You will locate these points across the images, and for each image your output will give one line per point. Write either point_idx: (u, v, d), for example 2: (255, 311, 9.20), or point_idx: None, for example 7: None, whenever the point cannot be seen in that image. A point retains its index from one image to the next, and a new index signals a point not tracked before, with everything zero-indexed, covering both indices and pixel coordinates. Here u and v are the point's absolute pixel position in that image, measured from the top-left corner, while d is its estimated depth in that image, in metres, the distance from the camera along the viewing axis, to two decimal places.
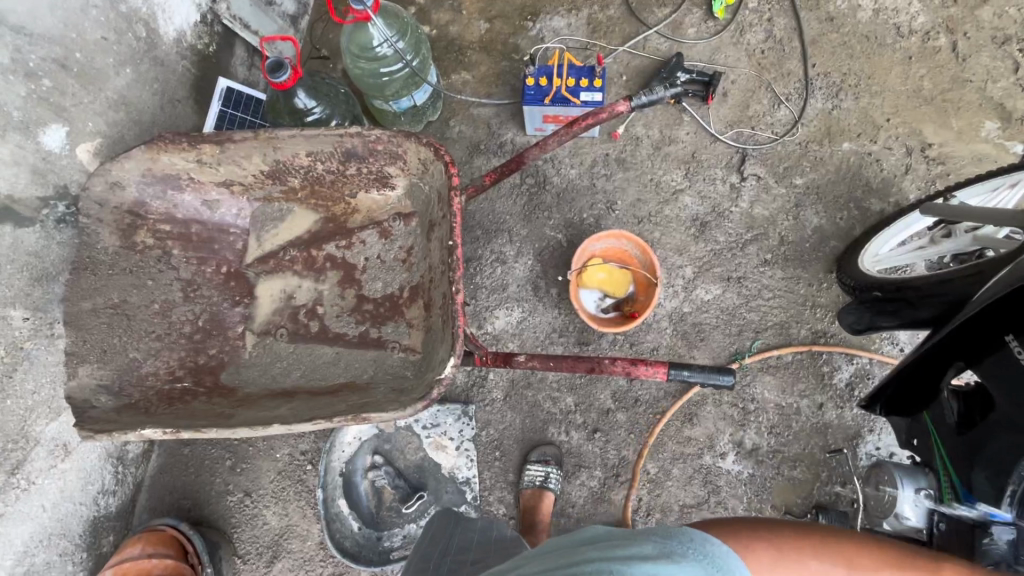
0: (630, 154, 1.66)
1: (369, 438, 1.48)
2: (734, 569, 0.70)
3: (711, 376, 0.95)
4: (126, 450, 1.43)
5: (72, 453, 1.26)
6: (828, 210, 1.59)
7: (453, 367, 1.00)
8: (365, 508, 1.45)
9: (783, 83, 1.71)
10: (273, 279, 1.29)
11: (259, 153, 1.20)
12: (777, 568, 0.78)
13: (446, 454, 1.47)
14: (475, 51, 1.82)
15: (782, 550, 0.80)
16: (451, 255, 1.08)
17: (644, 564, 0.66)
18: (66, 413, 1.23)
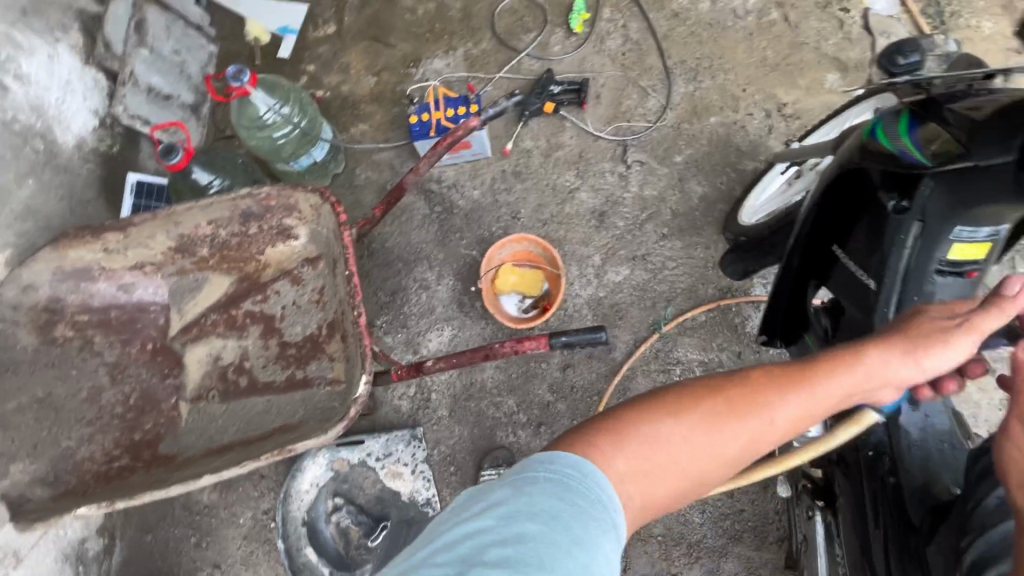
0: (524, 166, 1.80)
1: (327, 481, 1.51)
2: (581, 478, 0.60)
3: (585, 336, 1.07)
4: (86, 548, 1.39)
5: (23, 559, 1.23)
6: (709, 179, 1.74)
7: (366, 384, 1.10)
8: (333, 551, 1.47)
9: (647, 77, 1.88)
10: (198, 346, 1.34)
11: (162, 230, 1.28)
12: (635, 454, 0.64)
13: (404, 481, 1.51)
14: (368, 103, 1.96)
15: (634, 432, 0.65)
16: (349, 283, 1.20)
17: (497, 511, 0.58)
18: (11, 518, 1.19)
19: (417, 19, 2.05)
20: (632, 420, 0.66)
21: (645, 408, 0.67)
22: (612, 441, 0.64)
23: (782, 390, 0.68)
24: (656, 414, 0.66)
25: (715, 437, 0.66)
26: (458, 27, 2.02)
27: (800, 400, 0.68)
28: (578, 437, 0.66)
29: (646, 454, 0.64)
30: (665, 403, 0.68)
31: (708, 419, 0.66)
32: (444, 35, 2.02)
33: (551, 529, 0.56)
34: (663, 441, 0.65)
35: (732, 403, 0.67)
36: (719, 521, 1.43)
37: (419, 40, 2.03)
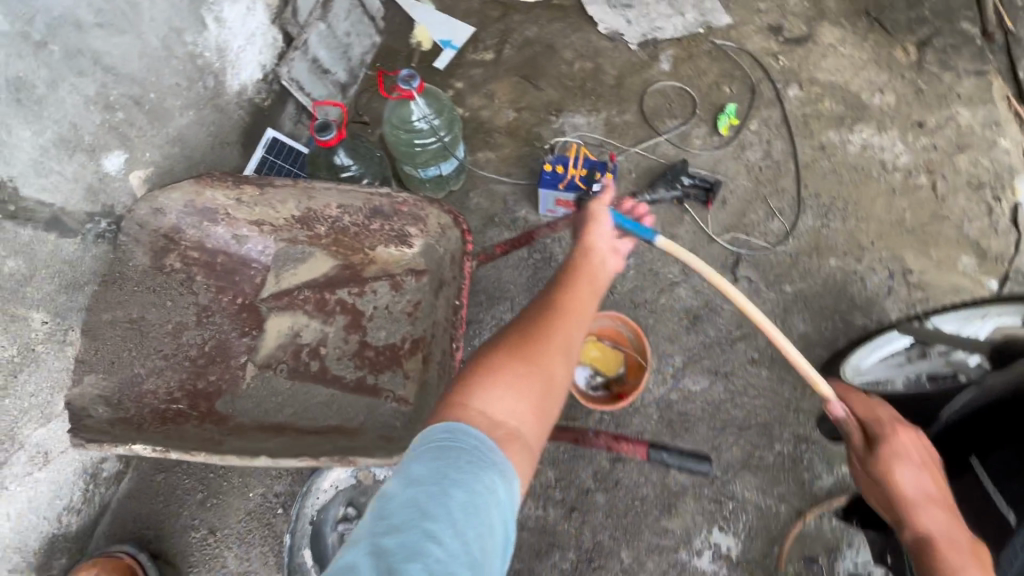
0: (632, 244, 1.78)
1: (346, 488, 1.47)
2: (469, 432, 0.74)
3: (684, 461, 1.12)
4: (101, 469, 1.41)
5: (50, 462, 1.27)
6: (814, 319, 1.68)
7: None
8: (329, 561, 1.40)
9: (777, 198, 1.86)
10: (284, 316, 1.35)
11: (293, 198, 1.30)
12: (493, 403, 0.79)
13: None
14: (501, 134, 2.01)
15: (474, 392, 0.80)
16: (455, 313, 1.25)
17: (397, 493, 0.68)
18: (58, 420, 1.25)
19: (571, 73, 2.11)
20: (470, 387, 0.81)
21: (469, 369, 0.84)
22: (473, 397, 0.79)
23: (559, 307, 0.93)
24: (494, 359, 0.84)
25: (541, 348, 0.86)
26: (607, 92, 2.07)
27: (543, 326, 0.90)
28: (455, 393, 0.81)
29: (519, 374, 0.82)
30: (493, 370, 0.83)
31: (523, 344, 0.86)
32: (593, 95, 2.07)
33: (439, 488, 0.68)
34: (497, 368, 0.82)
35: (536, 324, 0.90)
36: None
37: (567, 92, 2.08)
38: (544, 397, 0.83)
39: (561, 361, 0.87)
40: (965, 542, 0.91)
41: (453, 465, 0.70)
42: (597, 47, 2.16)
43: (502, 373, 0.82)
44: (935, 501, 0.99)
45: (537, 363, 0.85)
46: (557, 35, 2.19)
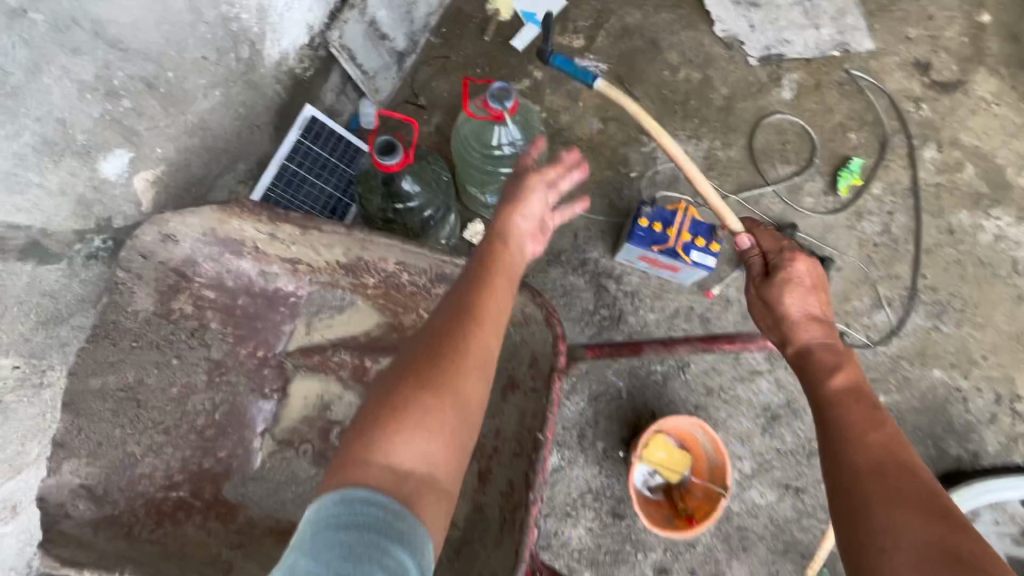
0: (716, 315, 1.54)
1: None
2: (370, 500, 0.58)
3: None
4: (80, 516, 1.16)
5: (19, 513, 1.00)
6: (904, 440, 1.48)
7: None
8: None
9: (888, 285, 1.60)
10: (313, 379, 1.11)
11: (342, 245, 1.02)
12: (396, 452, 0.63)
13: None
14: (580, 148, 1.68)
15: (378, 439, 0.64)
16: (536, 449, 0.90)
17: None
18: (29, 472, 0.98)
19: (674, 83, 1.75)
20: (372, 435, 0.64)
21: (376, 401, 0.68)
22: (373, 448, 0.63)
23: (464, 307, 0.74)
24: (393, 398, 0.66)
25: (443, 373, 0.68)
26: (713, 115, 1.72)
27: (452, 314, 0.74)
28: (351, 447, 0.64)
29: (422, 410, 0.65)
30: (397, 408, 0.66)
31: (420, 367, 0.69)
32: (695, 116, 1.72)
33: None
34: (399, 400, 0.65)
35: (441, 334, 0.71)
36: None
37: (665, 107, 1.73)
38: (458, 427, 0.67)
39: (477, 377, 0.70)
40: (947, 547, 0.72)
41: (356, 548, 0.54)
42: (709, 54, 1.78)
43: (409, 408, 0.65)
44: (908, 498, 0.79)
45: (448, 387, 0.68)
46: (664, 28, 1.79)
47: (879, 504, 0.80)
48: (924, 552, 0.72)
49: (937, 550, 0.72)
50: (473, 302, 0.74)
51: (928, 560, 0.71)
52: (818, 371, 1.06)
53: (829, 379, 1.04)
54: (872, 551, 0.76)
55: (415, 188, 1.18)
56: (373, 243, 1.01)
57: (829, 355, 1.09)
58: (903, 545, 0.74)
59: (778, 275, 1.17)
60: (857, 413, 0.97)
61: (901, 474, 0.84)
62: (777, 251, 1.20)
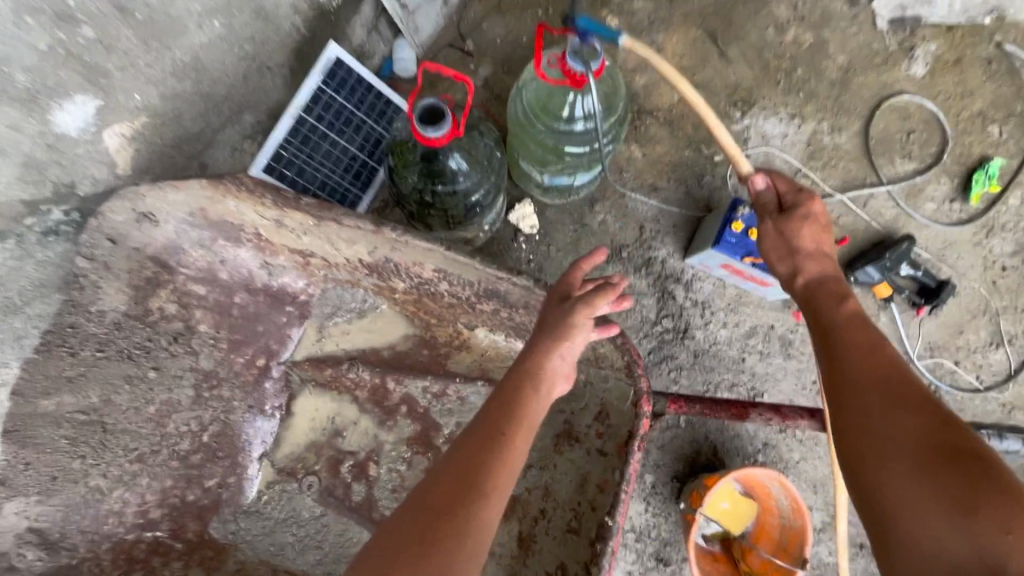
0: (800, 338, 1.29)
1: None
2: None
3: None
4: None
5: None
6: None
7: None
8: None
9: (1012, 318, 1.33)
10: (324, 396, 0.91)
11: (367, 242, 0.79)
12: None
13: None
14: (656, 120, 1.38)
15: None
16: (599, 533, 0.71)
17: None
18: None
19: (780, 44, 1.41)
20: None
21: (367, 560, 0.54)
22: None
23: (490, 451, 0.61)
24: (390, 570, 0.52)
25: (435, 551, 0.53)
26: (824, 90, 1.40)
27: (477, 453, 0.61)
28: None
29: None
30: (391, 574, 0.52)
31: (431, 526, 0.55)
32: (802, 89, 1.40)
33: None
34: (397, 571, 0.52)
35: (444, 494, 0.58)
36: None
37: (766, 74, 1.40)
38: None
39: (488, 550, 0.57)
40: (941, 440, 0.62)
41: None
42: (828, 10, 1.43)
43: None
44: (901, 401, 0.68)
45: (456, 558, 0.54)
46: None
47: (880, 418, 0.68)
48: (921, 450, 0.62)
49: (944, 448, 0.62)
50: (495, 445, 0.61)
51: (940, 470, 0.60)
52: (821, 299, 0.86)
53: (839, 306, 0.84)
54: (877, 488, 0.64)
55: (462, 166, 0.93)
56: (406, 244, 0.77)
57: (812, 259, 0.91)
58: (906, 461, 0.63)
59: (795, 209, 0.92)
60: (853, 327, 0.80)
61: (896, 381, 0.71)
62: (795, 188, 0.95)
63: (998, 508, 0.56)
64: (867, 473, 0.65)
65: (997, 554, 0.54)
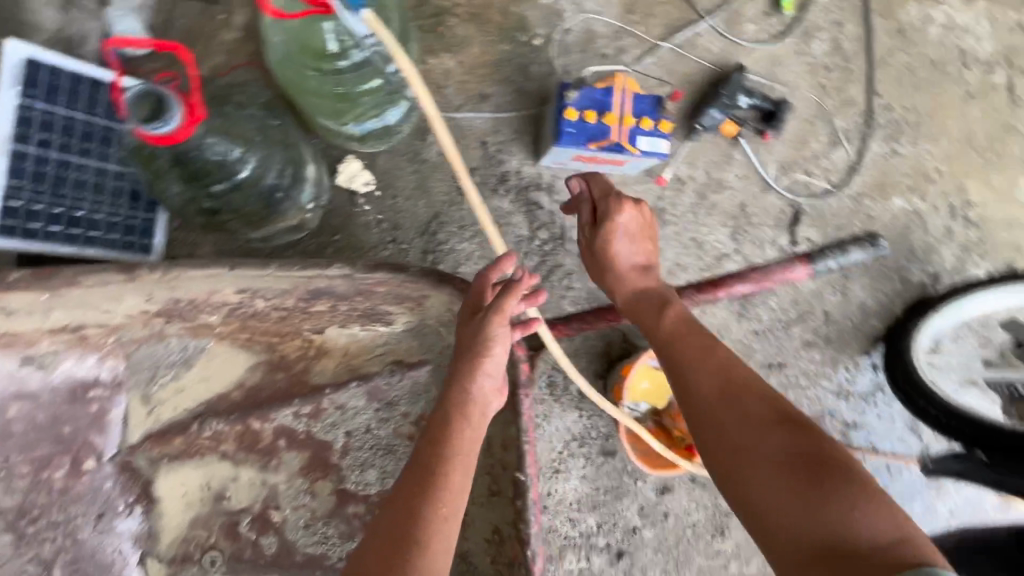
0: (671, 203, 1.29)
1: None
2: None
3: None
4: None
5: None
6: (873, 282, 1.40)
7: None
8: None
9: (843, 115, 1.40)
10: (188, 468, 0.78)
11: (135, 291, 0.63)
12: None
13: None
14: (460, 20, 1.22)
15: None
16: None
17: None
18: None
19: None
20: None
21: None
22: None
23: (422, 498, 0.62)
24: None
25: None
26: None
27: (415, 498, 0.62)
28: None
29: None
30: None
31: None
32: None
33: None
34: None
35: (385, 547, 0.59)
36: None
37: None
38: None
39: None
40: (802, 456, 0.71)
41: None
42: None
43: None
44: (737, 406, 0.78)
45: None
46: None
47: (734, 424, 0.77)
48: (784, 469, 0.70)
49: (800, 460, 0.71)
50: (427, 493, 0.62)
51: (784, 476, 0.70)
52: (683, 335, 0.89)
53: (660, 318, 0.92)
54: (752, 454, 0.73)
55: (233, 151, 0.74)
56: (185, 276, 0.63)
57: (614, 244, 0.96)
58: (756, 463, 0.72)
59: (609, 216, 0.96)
60: (690, 342, 0.87)
61: (738, 377, 0.81)
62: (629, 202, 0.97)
63: (839, 491, 0.67)
64: (731, 480, 0.74)
65: (836, 513, 0.65)
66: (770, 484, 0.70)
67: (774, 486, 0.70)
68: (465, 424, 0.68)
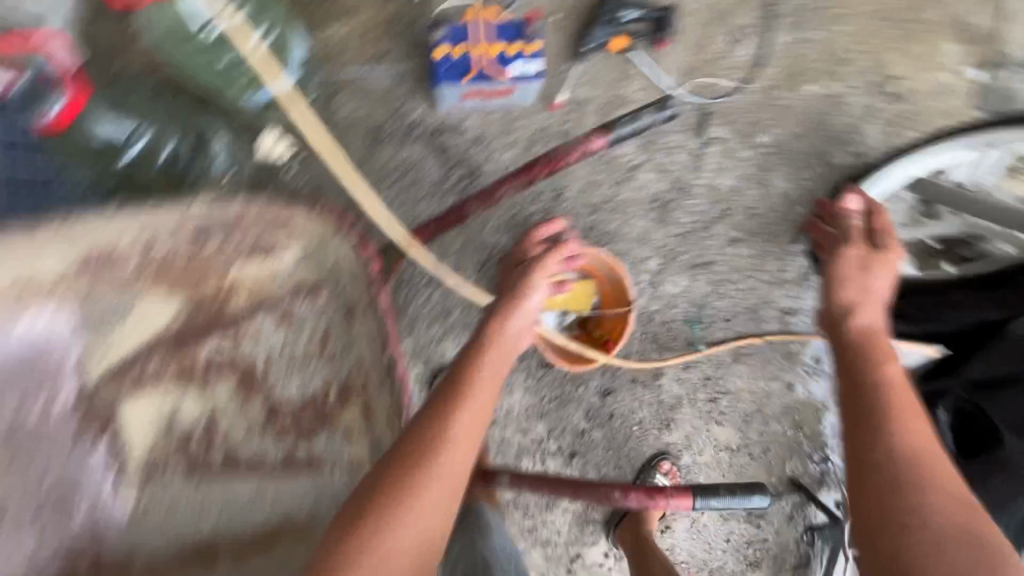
0: (575, 124, 1.35)
1: None
2: None
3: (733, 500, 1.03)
4: None
5: None
6: (794, 171, 1.42)
7: None
8: None
9: (742, 10, 1.40)
10: (142, 400, 0.93)
11: (50, 246, 0.78)
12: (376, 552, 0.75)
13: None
14: None
15: (363, 525, 0.75)
16: None
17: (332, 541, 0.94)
18: None
19: None
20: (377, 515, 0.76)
21: (371, 485, 0.80)
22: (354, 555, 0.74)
23: (452, 407, 0.87)
24: (391, 480, 0.79)
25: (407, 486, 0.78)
26: None
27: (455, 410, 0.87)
28: (351, 530, 0.76)
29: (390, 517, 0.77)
30: (390, 487, 0.78)
31: (411, 456, 0.81)
32: None
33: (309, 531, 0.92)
34: (387, 487, 0.78)
35: (412, 448, 0.82)
36: (739, 547, 1.44)
37: None
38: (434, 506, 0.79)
39: (445, 493, 0.80)
40: (965, 524, 0.72)
41: None
42: None
43: (396, 523, 0.76)
44: (923, 482, 0.76)
45: (428, 479, 0.80)
46: None
47: (957, 479, 0.78)
48: (955, 519, 0.72)
49: (960, 536, 0.71)
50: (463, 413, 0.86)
51: (966, 518, 0.72)
52: (872, 353, 0.94)
53: (890, 360, 0.93)
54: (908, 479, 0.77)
55: None
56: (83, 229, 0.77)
57: (845, 285, 1.06)
58: (921, 488, 0.75)
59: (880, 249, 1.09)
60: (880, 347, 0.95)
61: (909, 402, 0.86)
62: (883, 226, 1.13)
63: (971, 551, 0.69)
64: (897, 501, 0.75)
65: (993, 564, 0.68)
66: (929, 528, 0.72)
67: (947, 534, 0.71)
68: (496, 353, 0.98)
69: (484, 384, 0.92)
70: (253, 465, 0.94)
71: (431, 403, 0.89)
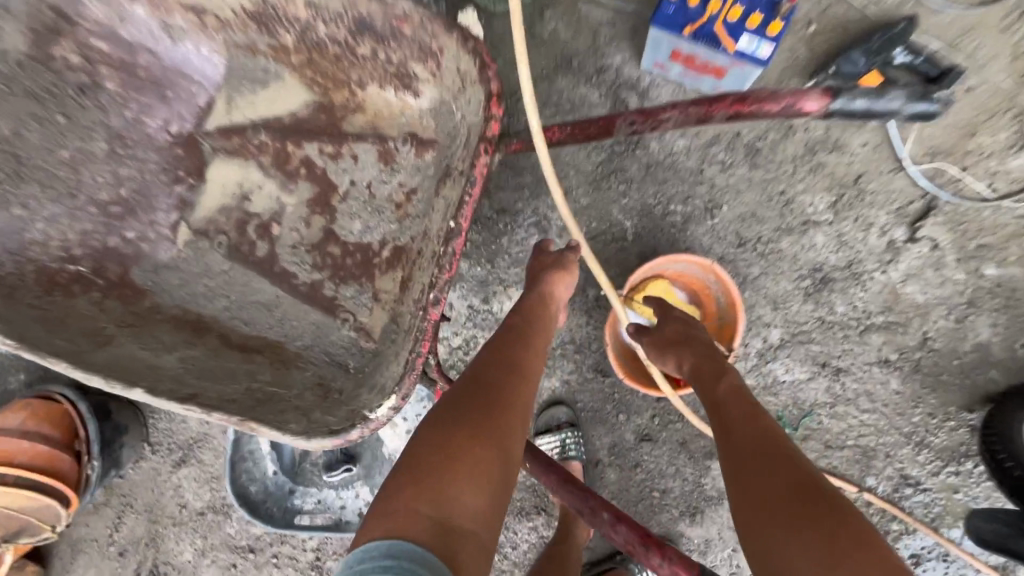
0: (770, 146, 1.15)
1: None
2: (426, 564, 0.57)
3: None
4: None
5: None
6: (1011, 328, 1.09)
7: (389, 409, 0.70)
8: (285, 455, 1.19)
9: None
10: (230, 164, 0.93)
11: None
12: (446, 467, 0.65)
13: (392, 431, 1.20)
14: None
15: (455, 457, 0.66)
16: (445, 244, 0.72)
17: None
18: None
19: None
20: (427, 448, 0.68)
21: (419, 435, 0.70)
22: (445, 464, 0.66)
23: (512, 351, 0.83)
24: (453, 424, 0.70)
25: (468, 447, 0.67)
26: None
27: (523, 352, 0.83)
28: (392, 486, 0.65)
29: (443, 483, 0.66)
30: (480, 419, 0.71)
31: (484, 401, 0.73)
32: None
33: None
34: (454, 437, 0.68)
35: (465, 414, 0.71)
36: None
37: None
38: (502, 463, 0.69)
39: (522, 427, 0.75)
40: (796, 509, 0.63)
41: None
42: None
43: (492, 448, 0.69)
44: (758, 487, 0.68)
45: (501, 417, 0.72)
46: None
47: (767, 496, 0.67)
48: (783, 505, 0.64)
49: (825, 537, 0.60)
50: (518, 350, 0.83)
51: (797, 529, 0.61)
52: (704, 379, 0.85)
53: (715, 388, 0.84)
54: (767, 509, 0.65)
55: None
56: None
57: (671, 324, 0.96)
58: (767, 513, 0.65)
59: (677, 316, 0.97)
60: (711, 368, 0.87)
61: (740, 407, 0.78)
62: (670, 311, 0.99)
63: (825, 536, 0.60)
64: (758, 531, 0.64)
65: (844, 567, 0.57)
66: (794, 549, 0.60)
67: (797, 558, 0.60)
68: (549, 310, 0.93)
69: (533, 352, 0.86)
70: (281, 277, 0.90)
71: (505, 331, 0.87)
